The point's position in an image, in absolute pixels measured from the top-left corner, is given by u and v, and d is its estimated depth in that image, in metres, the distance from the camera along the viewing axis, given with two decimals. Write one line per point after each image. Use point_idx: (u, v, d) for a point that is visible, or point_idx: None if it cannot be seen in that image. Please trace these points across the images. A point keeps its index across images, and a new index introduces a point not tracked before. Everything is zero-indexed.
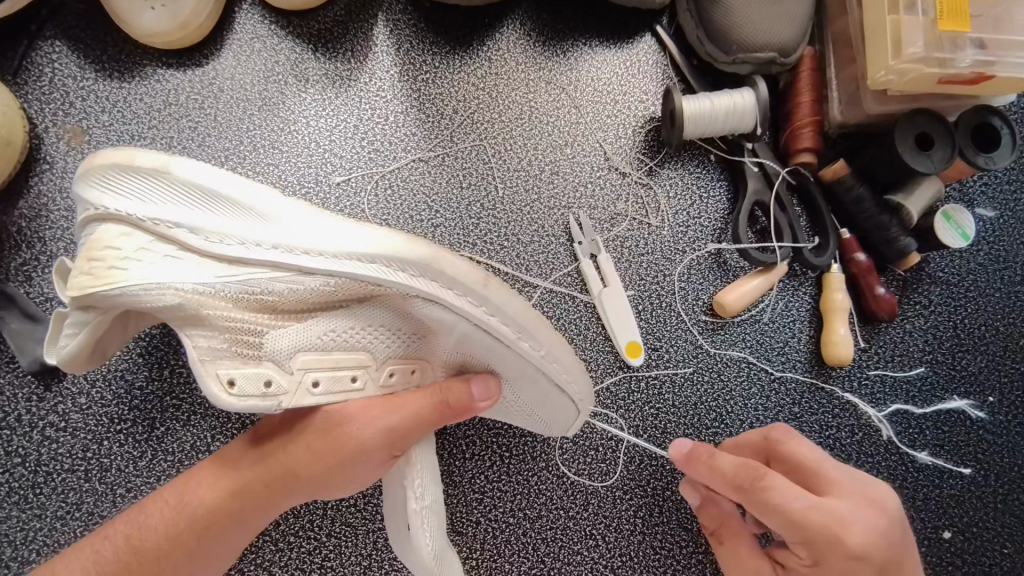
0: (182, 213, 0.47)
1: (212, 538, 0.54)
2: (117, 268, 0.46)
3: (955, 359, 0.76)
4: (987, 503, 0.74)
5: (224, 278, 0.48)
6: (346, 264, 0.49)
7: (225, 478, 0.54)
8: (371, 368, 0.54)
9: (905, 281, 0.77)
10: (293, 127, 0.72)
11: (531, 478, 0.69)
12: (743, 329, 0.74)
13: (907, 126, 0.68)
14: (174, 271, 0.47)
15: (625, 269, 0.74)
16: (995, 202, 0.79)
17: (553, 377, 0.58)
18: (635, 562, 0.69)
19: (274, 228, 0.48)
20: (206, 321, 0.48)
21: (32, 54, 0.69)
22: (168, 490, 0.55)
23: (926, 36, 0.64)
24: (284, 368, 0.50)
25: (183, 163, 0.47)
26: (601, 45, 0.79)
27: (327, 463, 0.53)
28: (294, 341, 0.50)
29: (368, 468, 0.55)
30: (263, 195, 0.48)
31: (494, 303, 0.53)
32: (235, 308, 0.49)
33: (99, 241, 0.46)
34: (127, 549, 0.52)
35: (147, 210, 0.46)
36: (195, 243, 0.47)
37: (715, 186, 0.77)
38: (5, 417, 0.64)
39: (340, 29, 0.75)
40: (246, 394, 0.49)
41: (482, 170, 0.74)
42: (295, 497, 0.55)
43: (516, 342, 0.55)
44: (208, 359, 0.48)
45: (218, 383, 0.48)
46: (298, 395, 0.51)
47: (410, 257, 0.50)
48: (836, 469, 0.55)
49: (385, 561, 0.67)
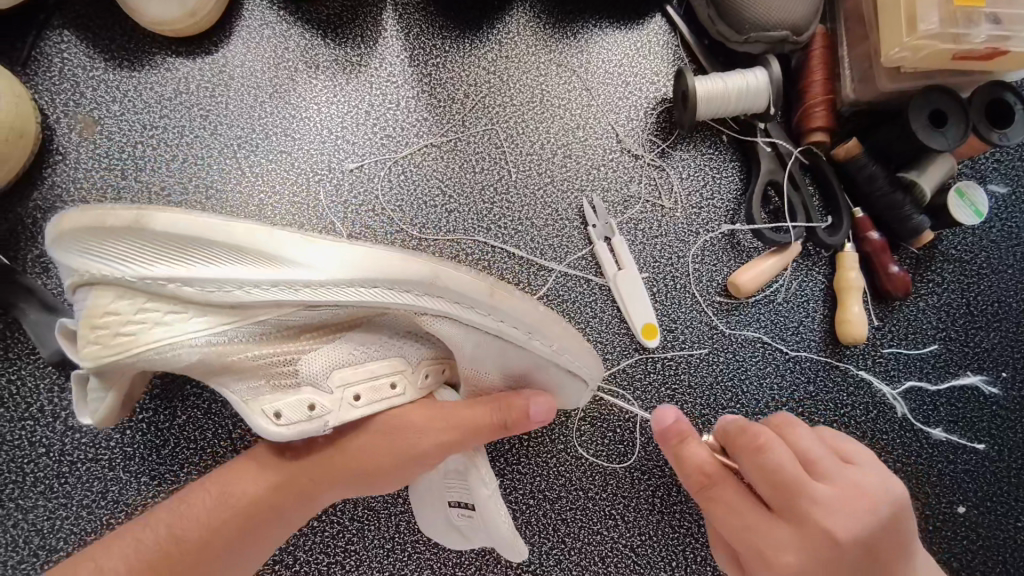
0: (175, 269, 0.47)
1: (255, 530, 0.55)
2: (126, 334, 0.48)
3: (969, 335, 0.77)
4: (1001, 478, 0.74)
5: (240, 321, 0.50)
6: (352, 291, 0.50)
7: (270, 472, 0.55)
8: (406, 372, 0.57)
9: (918, 259, 0.77)
10: (305, 114, 0.72)
11: (549, 460, 0.70)
12: (758, 309, 0.75)
13: (922, 103, 0.68)
14: (184, 325, 0.49)
15: (639, 251, 0.74)
16: (1007, 178, 0.79)
17: (568, 370, 0.57)
18: (653, 541, 0.69)
19: (273, 268, 0.49)
20: (235, 365, 0.51)
21: (40, 44, 0.69)
22: (211, 482, 0.56)
23: (941, 11, 0.64)
24: (322, 389, 0.53)
25: (160, 218, 0.47)
26: (611, 27, 0.78)
27: (381, 463, 0.56)
28: (327, 362, 0.53)
29: (415, 471, 0.58)
30: (250, 233, 0.48)
31: (505, 313, 0.53)
32: (257, 345, 0.51)
33: (96, 310, 0.47)
34: (168, 538, 0.52)
35: (139, 272, 0.47)
36: (196, 295, 0.48)
37: (728, 167, 0.77)
38: (26, 408, 0.64)
39: (349, 15, 0.74)
40: (292, 421, 0.51)
41: (494, 154, 0.74)
42: (338, 493, 0.57)
43: (528, 342, 0.55)
44: (251, 398, 0.51)
45: (265, 418, 0.51)
46: (342, 410, 0.53)
47: (411, 279, 0.50)
48: (807, 491, 0.47)
49: (407, 544, 0.67)
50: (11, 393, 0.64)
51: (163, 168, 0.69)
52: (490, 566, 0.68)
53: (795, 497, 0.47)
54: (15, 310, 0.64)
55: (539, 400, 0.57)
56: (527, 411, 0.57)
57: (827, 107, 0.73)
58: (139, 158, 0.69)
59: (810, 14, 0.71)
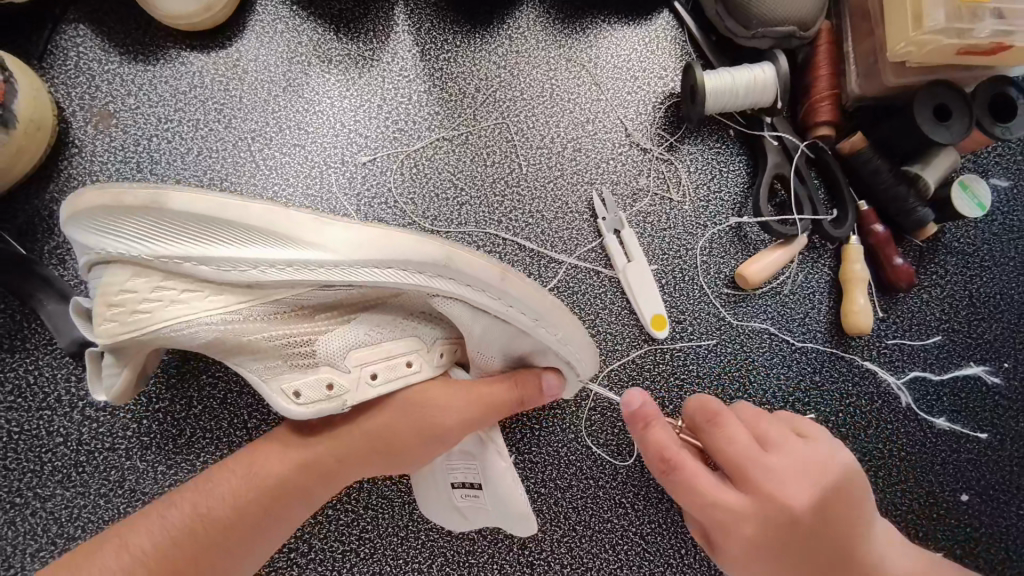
0: (191, 248, 0.48)
1: (279, 509, 0.56)
2: (142, 313, 0.49)
3: (971, 327, 0.78)
4: (1003, 466, 0.75)
5: (256, 300, 0.51)
6: (367, 273, 0.49)
7: (297, 452, 0.56)
8: (422, 351, 0.58)
9: (922, 251, 0.79)
10: (318, 108, 0.73)
11: (560, 449, 0.71)
12: (765, 301, 0.76)
13: (927, 98, 0.69)
14: (200, 303, 0.50)
15: (648, 243, 0.75)
16: (1008, 171, 0.80)
17: (568, 359, 0.57)
18: (663, 529, 0.70)
19: (285, 247, 0.48)
20: (252, 345, 0.52)
21: (55, 38, 0.70)
22: (237, 462, 0.57)
23: (947, 6, 0.65)
24: (339, 368, 0.54)
25: (176, 197, 0.46)
26: (620, 22, 0.79)
27: (406, 437, 0.58)
28: (344, 342, 0.54)
29: (435, 448, 0.59)
30: (263, 212, 0.47)
31: (514, 299, 0.52)
32: (272, 325, 0.52)
33: (112, 287, 0.49)
34: (197, 515, 0.53)
35: (157, 250, 0.48)
36: (211, 274, 0.49)
37: (735, 161, 0.78)
38: (44, 398, 0.65)
39: (361, 9, 0.75)
40: (311, 399, 0.53)
41: (505, 147, 0.75)
42: (362, 471, 0.59)
43: (533, 328, 0.54)
44: (271, 375, 0.53)
45: (285, 396, 0.53)
46: (359, 389, 0.54)
47: (425, 260, 0.49)
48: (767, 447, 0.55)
49: (420, 532, 0.68)
50: (28, 382, 0.65)
51: (178, 161, 0.70)
52: (502, 553, 0.69)
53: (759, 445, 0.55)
54: (33, 302, 0.64)
55: (551, 373, 0.60)
56: (540, 385, 0.60)
57: (832, 101, 0.74)
58: (154, 151, 0.70)
59: (816, 10, 0.72)
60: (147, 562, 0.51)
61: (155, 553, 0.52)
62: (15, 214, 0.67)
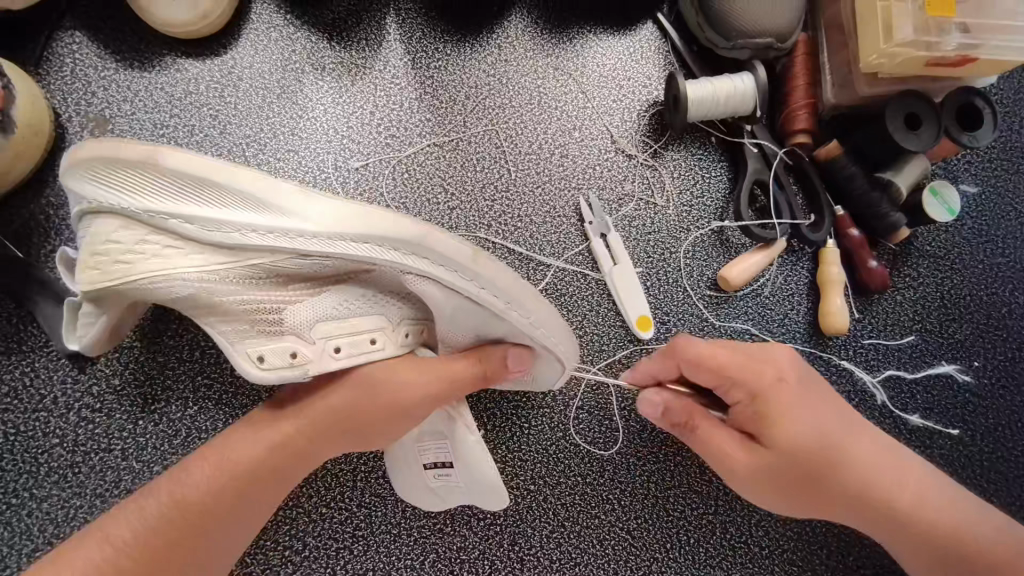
0: (177, 206, 0.49)
1: (254, 491, 0.58)
2: (123, 262, 0.51)
3: (943, 327, 0.81)
4: (974, 461, 0.78)
5: (234, 263, 0.52)
6: (339, 246, 0.50)
7: (266, 433, 0.59)
8: (387, 328, 0.59)
9: (895, 255, 0.82)
10: (312, 114, 0.75)
11: (549, 447, 0.73)
12: (746, 302, 0.78)
13: (898, 106, 0.72)
14: (179, 261, 0.51)
15: (633, 247, 0.77)
16: (977, 178, 0.84)
17: (537, 338, 0.58)
18: (649, 524, 0.72)
19: (267, 215, 0.49)
20: (222, 305, 0.54)
21: (52, 45, 0.71)
22: (210, 449, 0.59)
23: (916, 20, 0.68)
24: (304, 338, 0.55)
25: (168, 154, 0.48)
26: (605, 33, 0.82)
27: (374, 411, 0.59)
28: (312, 312, 0.55)
29: (402, 424, 0.61)
30: (245, 178, 0.48)
31: (485, 279, 0.53)
32: (250, 288, 0.54)
33: (99, 235, 0.51)
34: (171, 500, 0.55)
35: (143, 204, 0.49)
36: (194, 233, 0.50)
37: (716, 167, 0.80)
38: (40, 399, 0.66)
39: (354, 18, 0.77)
40: (274, 365, 0.55)
41: (494, 153, 0.77)
42: (335, 448, 0.61)
43: (505, 311, 0.55)
44: (239, 337, 0.55)
45: (249, 360, 0.55)
46: (323, 360, 0.56)
47: (398, 238, 0.50)
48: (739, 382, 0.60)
49: (413, 529, 0.70)
50: (25, 384, 0.66)
51: None
52: (493, 550, 0.70)
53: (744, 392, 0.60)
54: (30, 304, 0.66)
55: (514, 353, 0.60)
56: (504, 363, 0.60)
57: (809, 110, 0.77)
58: None
59: (793, 22, 0.75)
60: (129, 551, 0.53)
61: (132, 543, 0.53)
62: (12, 218, 0.68)
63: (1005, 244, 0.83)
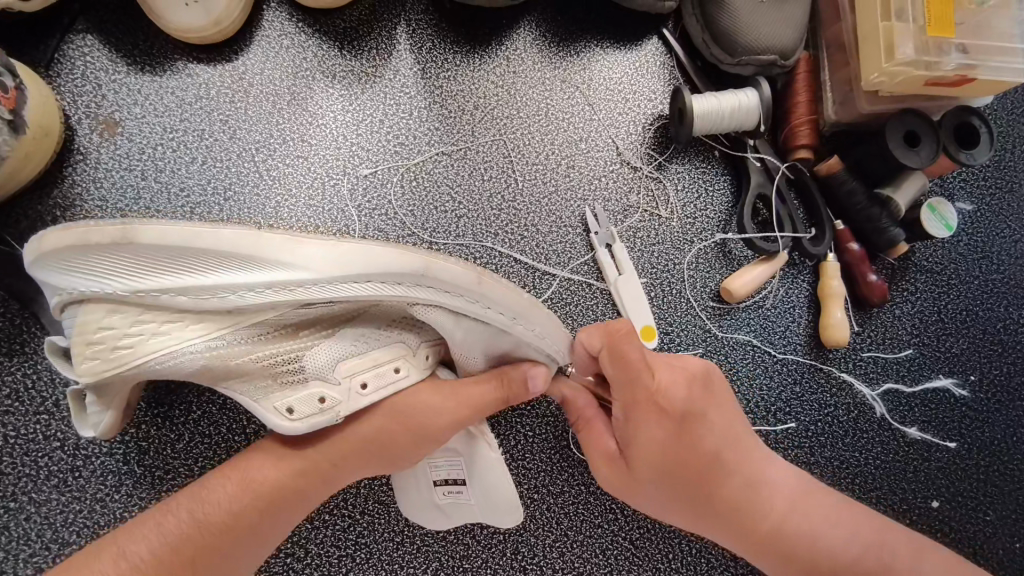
0: (168, 281, 0.49)
1: (272, 515, 0.58)
2: (125, 347, 0.51)
3: (940, 341, 0.82)
4: (970, 474, 0.79)
5: (239, 324, 0.53)
6: (341, 288, 0.51)
7: (291, 459, 0.58)
8: (408, 356, 0.60)
9: (894, 269, 0.83)
10: (321, 121, 0.75)
11: (553, 456, 0.73)
12: (748, 314, 0.79)
13: (897, 123, 0.74)
14: (182, 333, 0.52)
15: (637, 258, 0.78)
16: (972, 196, 0.85)
17: (545, 352, 0.60)
18: (651, 534, 0.72)
19: (262, 270, 0.49)
20: (238, 369, 0.54)
21: (63, 47, 0.71)
22: (234, 467, 0.59)
23: (915, 41, 0.70)
24: (330, 381, 0.56)
25: (145, 232, 0.48)
26: (612, 47, 0.83)
27: (404, 438, 0.59)
28: (330, 355, 0.56)
29: (430, 449, 0.61)
30: (234, 239, 0.49)
31: (492, 300, 0.54)
32: (260, 345, 0.54)
33: (90, 325, 0.50)
34: (192, 522, 0.55)
35: (134, 286, 0.49)
36: (191, 302, 0.50)
37: (719, 181, 0.82)
38: (42, 402, 0.65)
39: (365, 28, 0.78)
40: (306, 414, 0.55)
41: (502, 163, 0.78)
42: (357, 472, 0.61)
43: (513, 327, 0.56)
44: (262, 396, 0.55)
45: (279, 413, 0.55)
46: (352, 399, 0.56)
47: (404, 272, 0.51)
48: (629, 380, 0.60)
49: (416, 537, 0.70)
50: (26, 387, 0.65)
51: (182, 169, 0.71)
52: (495, 558, 0.70)
53: (633, 392, 0.60)
54: (35, 305, 0.66)
55: (534, 372, 0.61)
56: (525, 384, 0.61)
57: (810, 126, 0.78)
58: (159, 160, 0.71)
59: (795, 40, 0.77)
60: (146, 569, 0.53)
61: (150, 561, 0.53)
62: (18, 218, 0.67)
63: (1000, 260, 0.84)
